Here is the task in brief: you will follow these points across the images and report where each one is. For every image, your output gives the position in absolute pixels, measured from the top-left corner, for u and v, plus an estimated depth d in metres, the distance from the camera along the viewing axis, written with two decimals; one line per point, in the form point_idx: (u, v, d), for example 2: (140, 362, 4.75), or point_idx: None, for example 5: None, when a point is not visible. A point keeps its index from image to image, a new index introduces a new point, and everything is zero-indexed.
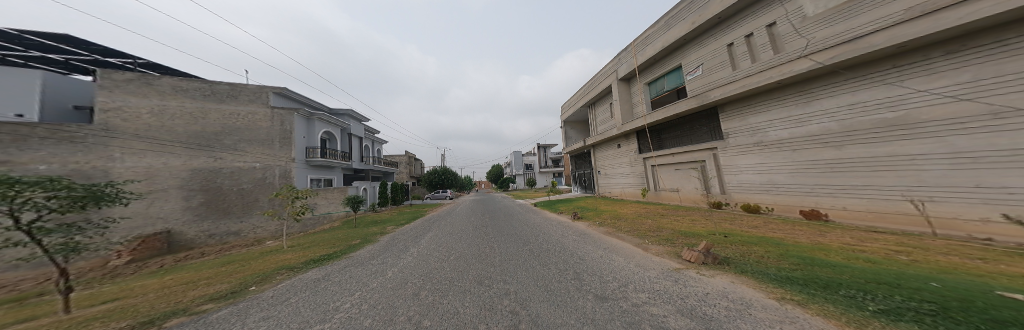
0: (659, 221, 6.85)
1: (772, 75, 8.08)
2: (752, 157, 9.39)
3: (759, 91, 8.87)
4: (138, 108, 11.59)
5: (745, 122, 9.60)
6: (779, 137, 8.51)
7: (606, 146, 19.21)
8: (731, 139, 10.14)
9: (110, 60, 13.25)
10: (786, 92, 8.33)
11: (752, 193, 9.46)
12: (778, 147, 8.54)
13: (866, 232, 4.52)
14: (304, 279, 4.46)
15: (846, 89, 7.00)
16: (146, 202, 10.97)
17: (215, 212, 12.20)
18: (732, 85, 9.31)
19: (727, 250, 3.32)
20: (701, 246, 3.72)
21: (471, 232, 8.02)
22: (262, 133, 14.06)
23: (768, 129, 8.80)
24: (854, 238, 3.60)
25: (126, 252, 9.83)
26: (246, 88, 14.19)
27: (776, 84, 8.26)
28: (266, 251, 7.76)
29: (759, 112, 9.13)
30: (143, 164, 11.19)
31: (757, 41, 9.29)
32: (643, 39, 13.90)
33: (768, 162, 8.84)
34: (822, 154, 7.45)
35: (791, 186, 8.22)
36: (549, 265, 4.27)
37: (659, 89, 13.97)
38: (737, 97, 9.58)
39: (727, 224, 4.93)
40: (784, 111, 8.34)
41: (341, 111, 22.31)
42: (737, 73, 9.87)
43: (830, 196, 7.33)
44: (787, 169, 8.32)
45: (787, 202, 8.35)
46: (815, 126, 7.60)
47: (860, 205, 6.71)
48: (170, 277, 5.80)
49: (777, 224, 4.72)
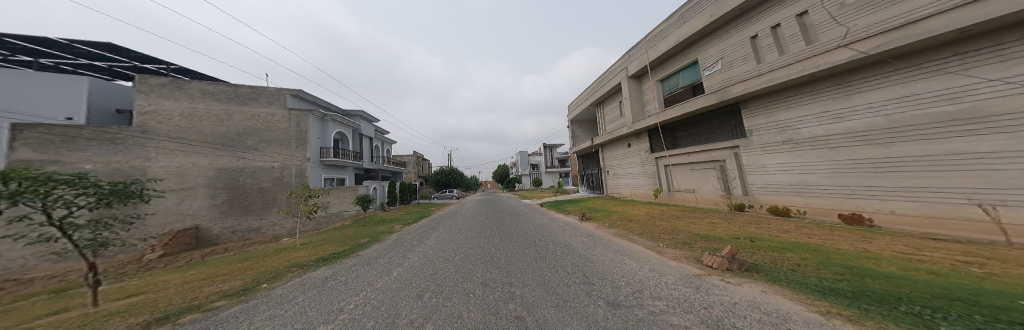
0: (675, 223, 6.45)
1: (804, 68, 7.46)
2: (780, 156, 8.76)
3: (788, 84, 8.25)
4: (170, 110, 12.37)
5: (772, 118, 8.97)
6: (812, 134, 7.88)
7: (615, 146, 18.71)
8: (756, 137, 9.51)
9: (146, 66, 14.25)
10: (821, 86, 7.69)
11: (781, 195, 8.79)
12: (811, 145, 7.89)
13: (921, 239, 3.99)
14: (313, 277, 4.50)
15: (894, 81, 6.38)
16: (176, 199, 11.70)
17: (238, 210, 12.79)
18: (757, 80, 8.72)
19: (756, 256, 3.00)
20: (723, 251, 3.44)
21: (479, 232, 7.91)
22: (280, 134, 14.65)
23: (800, 126, 8.16)
24: (907, 245, 3.16)
25: (160, 246, 10.65)
26: (266, 91, 14.84)
27: (810, 77, 7.62)
28: (280, 249, 7.99)
29: (787, 107, 8.50)
30: (175, 163, 11.93)
31: (787, 32, 8.64)
32: (655, 34, 13.41)
33: (799, 161, 8.20)
34: (864, 153, 6.81)
35: (828, 187, 7.56)
36: (557, 267, 4.09)
37: (673, 86, 13.42)
38: (762, 92, 8.98)
39: (753, 228, 4.52)
40: (819, 106, 7.71)
41: (353, 112, 23.04)
42: (762, 66, 9.26)
43: (875, 199, 6.66)
44: (822, 169, 7.66)
45: (823, 205, 7.69)
46: (856, 122, 6.96)
47: (913, 209, 6.05)
48: (192, 272, 6.04)
49: (812, 229, 4.26)
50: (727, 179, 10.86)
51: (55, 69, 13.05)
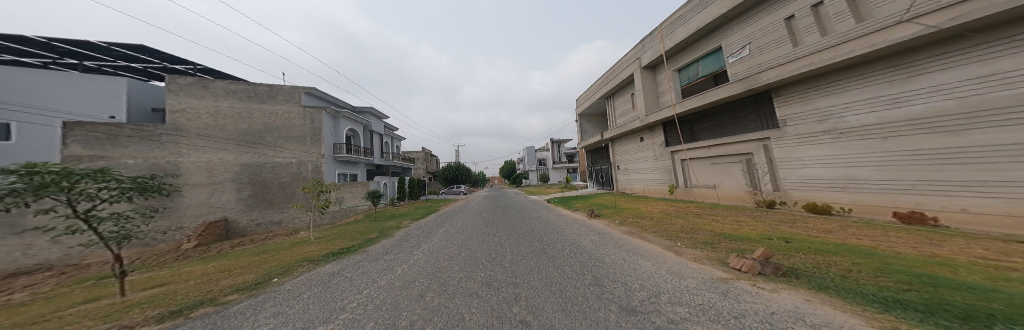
0: (693, 221, 6.00)
1: (854, 48, 6.57)
2: (819, 148, 7.94)
3: (832, 68, 7.37)
4: (197, 109, 13.05)
5: (811, 106, 8.12)
6: (860, 122, 7.02)
7: (627, 140, 18.02)
8: (790, 128, 8.70)
9: (175, 66, 15.17)
10: (873, 68, 6.77)
11: (820, 190, 7.99)
12: (859, 135, 7.04)
13: (1003, 242, 3.35)
14: (322, 272, 4.55)
15: (970, 58, 5.36)
16: (207, 193, 12.46)
17: (262, 203, 13.45)
18: (792, 65, 7.93)
19: (795, 259, 2.63)
20: (751, 252, 3.08)
21: (487, 229, 7.76)
22: (297, 131, 15.20)
23: (845, 114, 7.31)
24: (986, 249, 2.64)
25: (194, 237, 11.38)
26: (282, 89, 15.37)
27: (859, 59, 6.72)
28: (295, 242, 8.27)
29: (831, 93, 7.63)
30: (204, 159, 12.64)
31: (831, 10, 7.68)
32: (673, 20, 12.55)
33: (843, 154, 7.37)
34: (926, 143, 5.89)
35: (878, 182, 6.70)
36: (565, 267, 3.86)
37: (692, 75, 12.61)
38: (797, 79, 8.20)
39: (785, 228, 4.06)
40: (869, 91, 6.82)
41: (364, 109, 23.65)
42: (798, 50, 8.37)
43: (939, 196, 5.75)
44: (871, 162, 6.81)
45: (872, 202, 6.84)
46: (916, 107, 6.04)
47: (991, 207, 5.11)
48: (214, 264, 6.30)
49: (857, 229, 3.75)
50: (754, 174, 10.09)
51: (98, 71, 14.19)
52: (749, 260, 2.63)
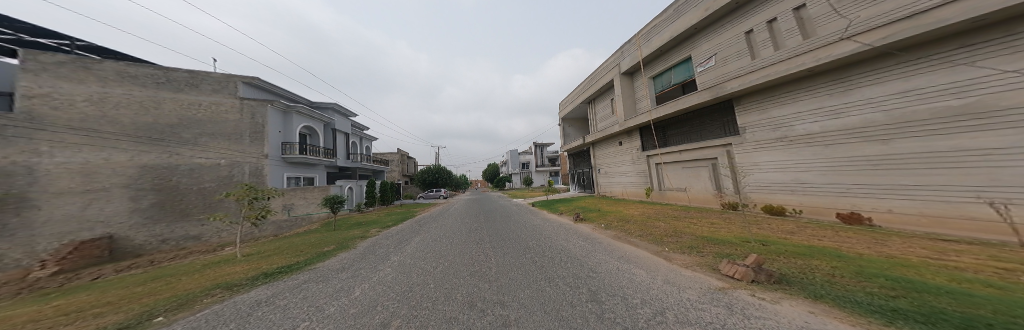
0: (675, 224, 6.27)
1: (805, 61, 7.56)
2: (773, 154, 9.07)
3: (787, 79, 8.43)
4: (72, 94, 9.65)
5: (767, 115, 9.27)
6: (807, 131, 8.15)
7: (607, 144, 19.13)
8: (749, 134, 9.86)
9: (41, 40, 11.44)
10: (819, 82, 7.90)
11: (775, 192, 9.10)
12: (806, 142, 8.17)
13: (931, 241, 3.87)
14: (242, 301, 3.45)
15: (894, 75, 6.48)
16: (81, 203, 9.21)
17: (170, 214, 10.72)
18: (752, 76, 9.00)
19: (784, 264, 2.63)
20: (744, 258, 2.98)
21: (474, 237, 7.12)
22: (229, 126, 12.93)
23: (795, 123, 8.44)
24: (926, 249, 2.97)
25: (53, 261, 8.31)
26: (209, 77, 12.88)
27: (808, 71, 7.75)
28: (213, 262, 6.43)
29: (783, 104, 8.78)
30: (78, 159, 9.33)
31: (783, 27, 8.88)
32: (650, 29, 13.67)
33: (794, 159, 8.49)
34: (862, 150, 6.97)
35: (822, 185, 7.82)
36: (557, 280, 3.57)
37: (666, 83, 13.84)
38: (755, 89, 9.32)
39: (757, 229, 4.34)
40: (815, 102, 7.96)
41: (326, 105, 21.19)
42: (757, 62, 9.54)
43: (870, 197, 6.84)
44: (817, 167, 7.93)
45: (817, 204, 7.95)
46: (853, 118, 7.14)
47: (911, 208, 6.16)
48: (61, 301, 4.27)
49: (815, 230, 4.12)
50: (719, 178, 11.34)
51: None
52: (744, 267, 2.58)
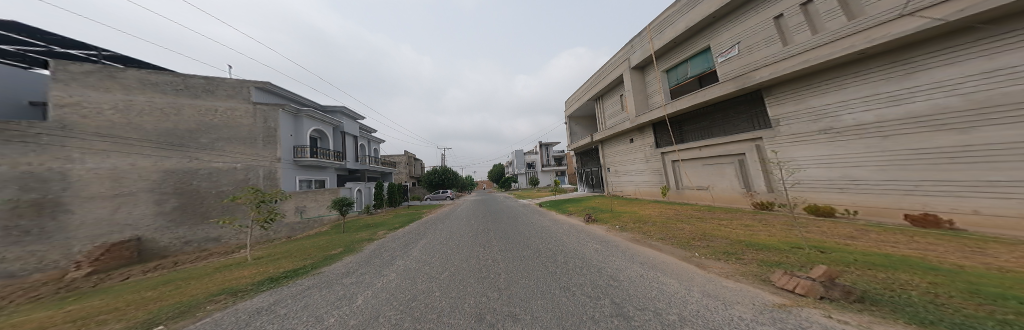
0: (700, 226, 5.77)
1: (854, 43, 6.74)
2: (816, 147, 8.25)
3: (828, 65, 7.66)
4: (99, 103, 10.10)
5: (806, 105, 8.49)
6: (857, 121, 7.32)
7: (617, 141, 18.48)
8: (783, 127, 9.08)
9: (69, 51, 12.12)
10: (870, 65, 7.06)
11: (820, 190, 8.24)
12: (857, 134, 7.34)
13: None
14: (243, 310, 3.19)
15: (970, 54, 5.60)
16: (110, 207, 9.60)
17: (192, 217, 11.03)
18: (786, 63, 8.27)
19: (864, 278, 2.13)
20: (807, 269, 2.45)
21: (489, 240, 6.79)
22: (244, 131, 13.22)
23: (842, 113, 7.63)
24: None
25: (87, 262, 8.64)
26: (224, 82, 13.23)
27: (858, 54, 6.92)
28: (224, 265, 6.41)
29: (826, 92, 7.98)
30: (107, 165, 9.76)
31: (822, 8, 8.03)
32: (661, 21, 13.04)
33: (842, 153, 7.67)
34: (931, 141, 6.09)
35: (881, 182, 6.94)
36: (573, 289, 3.21)
37: (681, 76, 13.13)
38: (789, 77, 8.57)
39: (810, 234, 3.87)
40: (866, 89, 7.13)
41: (334, 108, 21.58)
42: (789, 48, 8.74)
43: (946, 196, 5.93)
44: (873, 162, 7.07)
45: (875, 204, 7.06)
46: (917, 104, 6.29)
47: (1004, 208, 5.22)
48: (72, 306, 4.19)
49: (882, 236, 3.72)
50: (747, 176, 10.61)
51: None
52: (812, 282, 2.11)
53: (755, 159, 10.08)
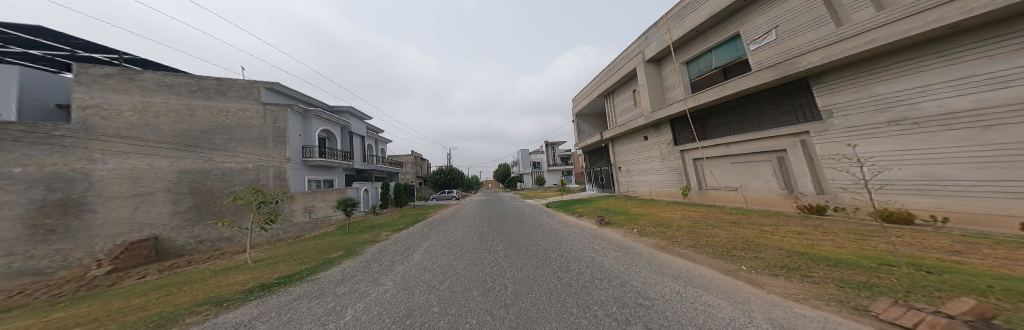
0: (737, 232, 5.08)
1: (943, 15, 5.69)
2: (884, 141, 7.20)
3: (898, 45, 6.65)
4: (120, 105, 10.38)
5: (870, 92, 7.44)
6: (943, 109, 6.23)
7: (630, 139, 17.68)
8: (839, 119, 8.09)
9: (93, 55, 12.83)
10: (962, 43, 5.97)
11: (894, 192, 7.08)
12: (943, 125, 6.26)
13: None
14: (219, 324, 2.84)
15: None
16: (130, 207, 9.76)
17: (206, 217, 11.11)
18: (842, 45, 7.34)
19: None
20: (920, 297, 1.82)
21: (511, 245, 6.18)
22: (255, 131, 13.30)
23: (921, 100, 6.57)
24: None
25: (108, 260, 8.79)
26: (235, 84, 13.39)
27: (947, 28, 5.83)
28: (223, 269, 6.23)
29: (900, 77, 6.91)
30: (127, 165, 9.97)
31: None
32: (680, 9, 12.26)
33: (921, 147, 6.59)
34: None
35: (976, 183, 5.85)
36: (593, 308, 2.69)
37: (705, 66, 12.30)
38: (844, 60, 7.60)
39: (902, 248, 3.21)
40: (958, 71, 6.03)
41: (342, 108, 21.81)
42: (844, 28, 7.73)
43: None
44: (967, 158, 5.96)
45: (971, 209, 5.95)
46: None
47: None
48: (61, 313, 3.97)
49: (1003, 252, 3.06)
50: (788, 175, 9.63)
51: None
52: (953, 322, 1.42)
53: (800, 156, 9.17)
